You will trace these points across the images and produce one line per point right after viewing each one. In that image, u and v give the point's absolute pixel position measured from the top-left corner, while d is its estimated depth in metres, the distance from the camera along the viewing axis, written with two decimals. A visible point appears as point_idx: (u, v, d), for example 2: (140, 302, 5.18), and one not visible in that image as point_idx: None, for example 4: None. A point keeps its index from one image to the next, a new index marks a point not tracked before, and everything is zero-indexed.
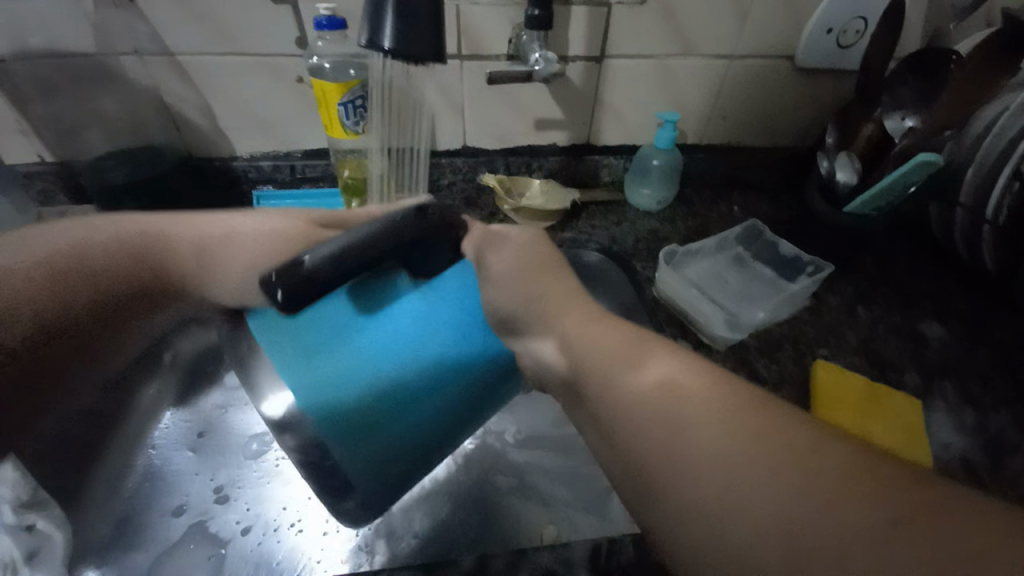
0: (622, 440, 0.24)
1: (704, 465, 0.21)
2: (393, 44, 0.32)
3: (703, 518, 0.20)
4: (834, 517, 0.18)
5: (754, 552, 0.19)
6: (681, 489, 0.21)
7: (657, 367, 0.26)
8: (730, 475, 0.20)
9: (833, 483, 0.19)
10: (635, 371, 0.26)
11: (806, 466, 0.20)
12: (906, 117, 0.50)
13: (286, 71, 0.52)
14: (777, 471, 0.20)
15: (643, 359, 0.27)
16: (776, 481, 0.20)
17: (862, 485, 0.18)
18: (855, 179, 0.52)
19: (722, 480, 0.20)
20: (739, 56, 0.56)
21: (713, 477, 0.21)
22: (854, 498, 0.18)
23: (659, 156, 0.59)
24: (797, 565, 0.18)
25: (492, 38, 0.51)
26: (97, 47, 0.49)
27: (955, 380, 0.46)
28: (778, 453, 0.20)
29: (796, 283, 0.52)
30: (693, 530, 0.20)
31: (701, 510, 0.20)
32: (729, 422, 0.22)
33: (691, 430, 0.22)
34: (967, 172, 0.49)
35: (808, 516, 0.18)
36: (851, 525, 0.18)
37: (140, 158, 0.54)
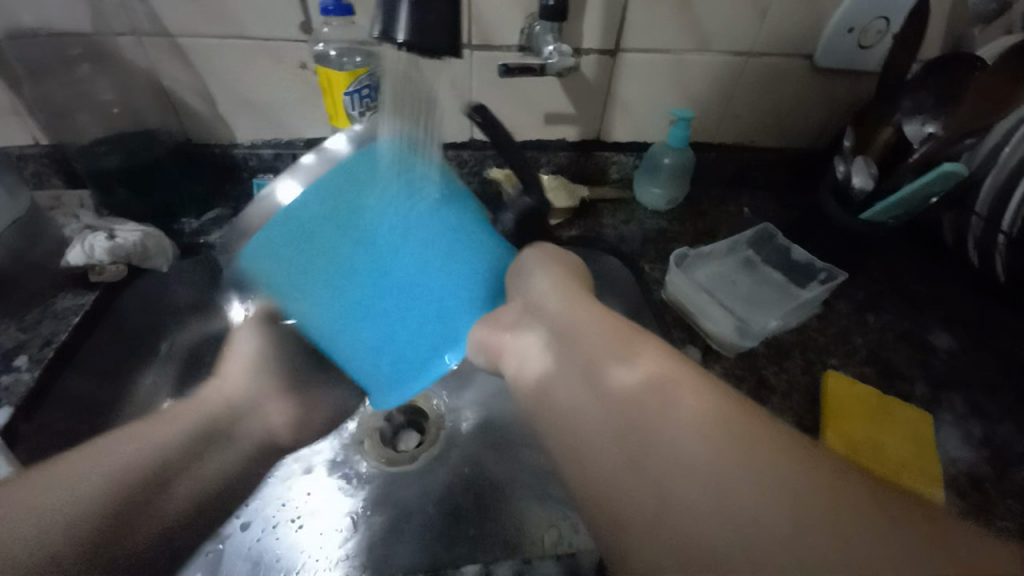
0: (611, 421, 0.26)
1: (687, 448, 0.23)
2: (407, 37, 0.28)
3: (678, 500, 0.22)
4: (798, 507, 0.20)
5: (716, 521, 0.21)
6: (664, 466, 0.23)
7: (647, 360, 0.29)
8: (712, 458, 0.23)
9: (801, 481, 0.21)
10: (627, 362, 0.29)
11: (780, 461, 0.22)
12: (926, 123, 0.49)
13: (289, 57, 0.49)
14: (752, 460, 0.22)
15: (635, 353, 0.29)
16: (744, 466, 0.22)
17: (829, 489, 0.21)
18: (871, 184, 0.49)
19: (703, 462, 0.23)
20: (757, 54, 0.54)
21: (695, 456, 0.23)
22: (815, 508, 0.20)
23: (670, 154, 0.57)
24: (757, 537, 0.20)
25: (505, 28, 0.49)
26: (91, 26, 0.46)
27: (964, 391, 0.45)
28: (757, 442, 0.23)
29: (808, 290, 0.50)
30: (662, 508, 0.22)
31: (673, 485, 0.23)
32: (720, 413, 0.24)
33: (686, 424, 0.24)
34: (985, 180, 0.49)
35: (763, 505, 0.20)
36: (809, 515, 0.20)
37: (133, 146, 0.50)
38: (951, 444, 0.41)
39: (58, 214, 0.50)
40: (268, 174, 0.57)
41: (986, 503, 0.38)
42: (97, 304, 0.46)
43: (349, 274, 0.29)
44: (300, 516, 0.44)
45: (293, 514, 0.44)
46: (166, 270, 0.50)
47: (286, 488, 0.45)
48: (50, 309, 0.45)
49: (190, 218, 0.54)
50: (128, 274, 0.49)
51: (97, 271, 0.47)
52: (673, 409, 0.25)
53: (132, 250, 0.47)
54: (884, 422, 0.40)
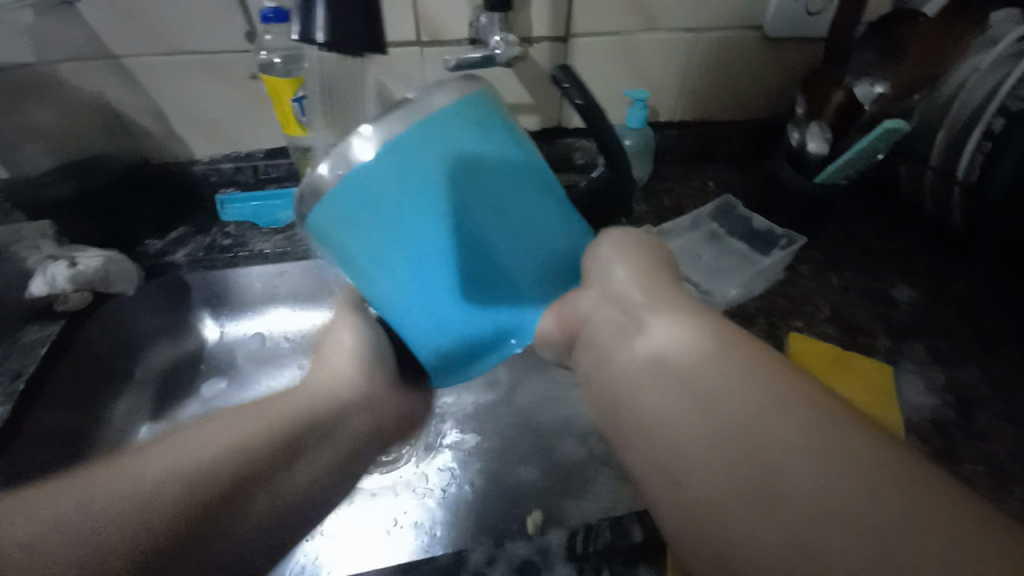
0: (633, 403, 0.27)
1: (708, 419, 0.24)
2: (325, 38, 0.30)
3: (724, 454, 0.22)
4: (823, 474, 0.20)
5: (740, 503, 0.21)
6: (692, 440, 0.23)
7: (659, 333, 0.28)
8: (736, 434, 0.22)
9: (824, 447, 0.21)
10: (640, 339, 0.29)
11: (802, 424, 0.22)
12: (876, 82, 0.47)
13: (236, 69, 0.49)
14: (780, 431, 0.22)
15: (646, 327, 0.29)
16: (778, 440, 0.21)
17: (853, 453, 0.20)
18: (825, 149, 0.50)
19: (727, 438, 0.22)
20: (706, 29, 0.55)
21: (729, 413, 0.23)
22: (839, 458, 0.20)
23: (631, 135, 0.58)
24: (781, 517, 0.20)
25: (451, 22, 0.49)
26: (32, 54, 0.46)
27: (927, 340, 0.46)
28: (778, 406, 0.22)
29: (769, 257, 0.51)
30: (694, 485, 0.23)
31: (703, 463, 0.23)
32: (739, 380, 0.24)
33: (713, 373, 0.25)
34: (938, 134, 0.49)
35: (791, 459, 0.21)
36: (835, 485, 0.20)
37: (84, 171, 0.48)
38: (915, 393, 0.42)
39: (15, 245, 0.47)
40: (230, 188, 0.57)
41: (950, 446, 0.39)
42: (63, 333, 0.45)
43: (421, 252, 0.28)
44: None
45: None
46: (133, 293, 0.50)
47: None
48: (17, 343, 0.44)
49: (151, 240, 0.54)
50: (93, 300, 0.48)
51: (62, 301, 0.47)
52: (712, 363, 0.25)
53: (93, 276, 0.46)
54: (847, 380, 0.41)
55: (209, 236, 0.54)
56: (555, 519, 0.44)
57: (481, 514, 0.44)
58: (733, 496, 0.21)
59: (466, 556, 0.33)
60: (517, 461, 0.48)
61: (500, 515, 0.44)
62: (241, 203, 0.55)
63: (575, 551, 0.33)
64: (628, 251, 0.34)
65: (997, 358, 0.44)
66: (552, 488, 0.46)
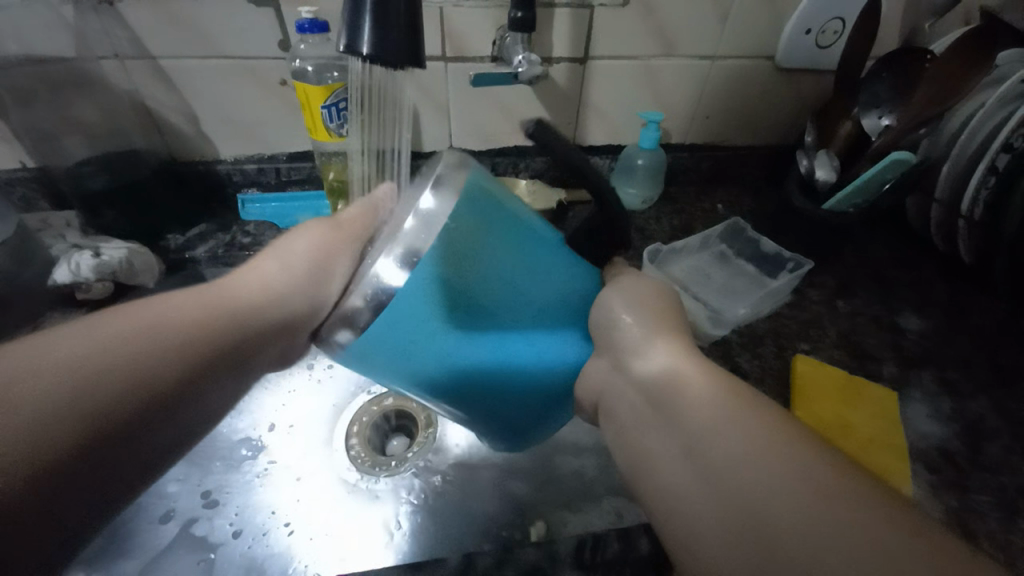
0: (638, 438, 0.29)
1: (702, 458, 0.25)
2: (371, 49, 0.29)
3: (717, 505, 0.23)
4: (801, 507, 0.21)
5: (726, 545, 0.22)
6: (684, 479, 0.25)
7: (660, 357, 0.31)
8: (724, 467, 0.24)
9: (799, 478, 0.22)
10: (641, 359, 0.31)
11: (777, 453, 0.23)
12: (882, 116, 0.52)
13: (268, 75, 0.51)
14: (766, 470, 0.23)
15: (649, 348, 0.31)
16: (764, 479, 0.23)
17: (824, 483, 0.21)
18: (834, 176, 0.52)
19: (718, 478, 0.24)
20: (721, 57, 0.57)
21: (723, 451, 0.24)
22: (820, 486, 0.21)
23: (643, 155, 0.60)
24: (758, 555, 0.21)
25: (477, 39, 0.51)
26: (74, 51, 0.48)
27: (933, 368, 0.47)
28: (757, 439, 0.24)
29: (778, 279, 0.53)
30: (688, 531, 0.24)
31: (690, 510, 0.24)
32: (725, 412, 0.26)
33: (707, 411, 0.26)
34: (944, 167, 0.51)
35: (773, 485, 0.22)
36: (811, 514, 0.21)
37: (116, 166, 0.51)
38: (919, 420, 0.43)
39: (45, 235, 0.50)
40: (253, 188, 0.58)
41: (955, 473, 0.39)
42: None
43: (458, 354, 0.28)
44: (291, 520, 0.45)
45: (286, 519, 0.45)
46: (153, 287, 0.51)
47: (276, 496, 0.46)
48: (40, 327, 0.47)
49: (175, 235, 0.55)
50: (115, 291, 0.49)
51: (84, 290, 0.47)
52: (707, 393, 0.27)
53: (117, 267, 0.48)
54: (853, 404, 0.42)
55: (231, 234, 0.56)
56: (559, 528, 0.44)
57: (487, 521, 0.45)
58: (735, 544, 0.22)
59: (474, 560, 0.34)
60: (523, 471, 0.48)
61: (505, 523, 0.45)
62: (262, 205, 0.57)
63: (583, 561, 0.34)
64: (639, 307, 0.33)
65: (1002, 390, 0.45)
66: (558, 498, 0.46)
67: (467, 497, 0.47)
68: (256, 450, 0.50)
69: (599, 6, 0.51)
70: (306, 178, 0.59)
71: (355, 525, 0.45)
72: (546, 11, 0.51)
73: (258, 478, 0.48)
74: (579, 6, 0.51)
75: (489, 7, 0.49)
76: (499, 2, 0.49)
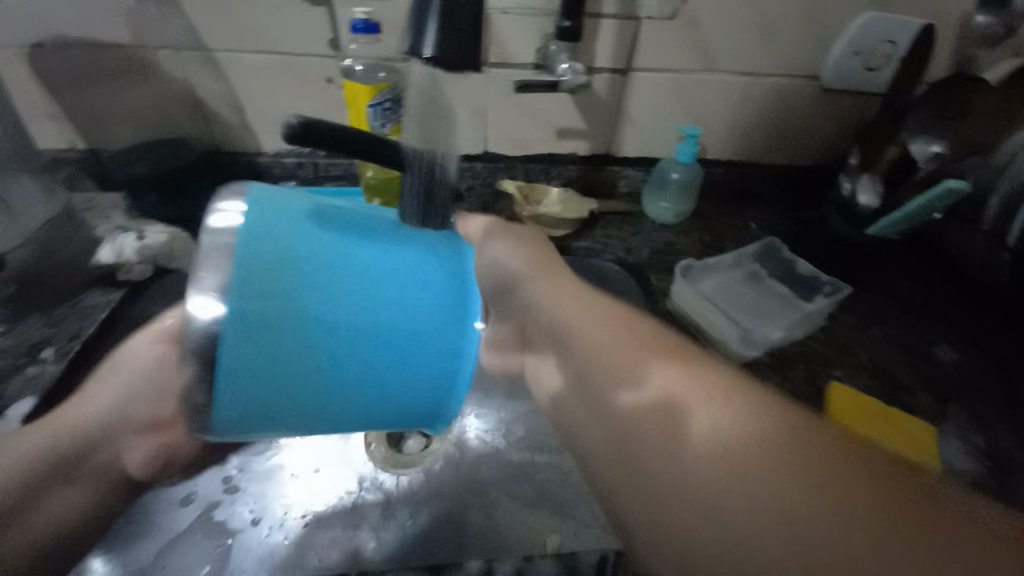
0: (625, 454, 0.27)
1: (703, 473, 0.23)
2: None
3: (725, 518, 0.21)
4: (825, 510, 0.20)
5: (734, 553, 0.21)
6: (685, 495, 0.23)
7: (656, 380, 0.28)
8: (732, 479, 0.22)
9: (820, 479, 0.20)
10: (634, 388, 0.28)
11: (793, 459, 0.21)
12: (931, 142, 0.50)
13: (314, 72, 0.52)
14: (774, 474, 0.21)
15: (642, 373, 0.29)
16: (779, 485, 0.21)
17: (853, 482, 0.20)
18: (877, 201, 0.54)
19: (721, 490, 0.22)
20: (765, 74, 0.56)
21: (704, 459, 0.23)
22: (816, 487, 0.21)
23: (678, 169, 0.60)
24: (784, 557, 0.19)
25: (522, 46, 0.51)
26: (133, 40, 0.50)
27: (969, 403, 0.45)
28: (765, 446, 0.22)
29: (811, 302, 0.52)
30: (688, 549, 0.22)
31: (690, 530, 0.22)
32: (732, 419, 0.24)
33: (697, 416, 0.25)
34: (990, 198, 0.49)
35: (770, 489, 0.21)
36: (836, 515, 0.19)
37: (162, 152, 0.54)
38: (953, 456, 0.41)
39: (91, 215, 0.53)
40: (290, 181, 0.59)
41: None
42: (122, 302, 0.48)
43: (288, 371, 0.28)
44: (309, 512, 0.45)
45: (304, 510, 0.45)
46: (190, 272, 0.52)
47: (295, 487, 0.47)
48: (77, 305, 0.47)
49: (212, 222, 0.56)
50: (153, 273, 0.51)
51: (125, 270, 0.49)
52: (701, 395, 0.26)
53: (158, 250, 0.49)
54: (886, 433, 0.41)
55: None
56: (574, 540, 0.44)
57: (504, 525, 0.45)
58: (752, 551, 0.20)
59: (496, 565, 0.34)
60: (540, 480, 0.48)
61: (520, 529, 0.45)
62: None
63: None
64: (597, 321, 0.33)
65: None
66: (574, 508, 0.46)
67: (484, 501, 0.47)
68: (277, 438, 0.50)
69: (644, 19, 0.51)
70: (341, 174, 0.59)
71: (372, 521, 0.45)
72: (591, 21, 0.51)
73: (278, 466, 0.48)
74: (625, 17, 0.51)
75: (535, 15, 0.50)
76: (546, 10, 0.50)
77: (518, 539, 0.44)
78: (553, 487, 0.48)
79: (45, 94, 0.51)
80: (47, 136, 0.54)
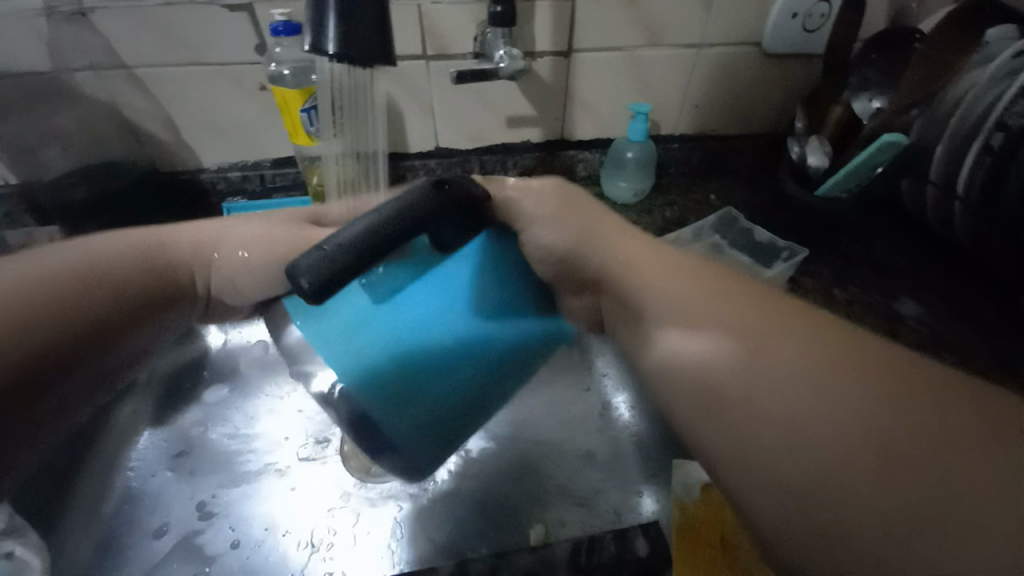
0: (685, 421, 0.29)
1: (787, 430, 0.24)
2: (337, 48, 0.28)
3: (854, 472, 0.22)
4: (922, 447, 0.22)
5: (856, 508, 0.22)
6: (766, 467, 0.25)
7: (692, 340, 0.30)
8: (809, 432, 0.24)
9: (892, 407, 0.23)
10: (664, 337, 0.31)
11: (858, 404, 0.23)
12: (873, 98, 0.51)
13: (248, 80, 0.50)
14: (832, 415, 0.24)
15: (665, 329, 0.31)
16: (836, 426, 0.23)
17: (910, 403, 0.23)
18: (825, 162, 0.53)
19: (804, 441, 0.24)
20: (707, 44, 0.56)
21: (798, 413, 0.25)
22: (919, 441, 0.22)
23: (632, 148, 0.59)
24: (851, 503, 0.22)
25: (457, 36, 0.50)
26: (49, 63, 0.47)
27: (930, 353, 0.46)
28: (823, 394, 0.24)
29: (771, 268, 0.52)
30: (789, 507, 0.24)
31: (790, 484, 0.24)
32: (793, 355, 0.26)
33: (714, 349, 0.29)
34: (937, 147, 0.50)
35: (881, 463, 0.22)
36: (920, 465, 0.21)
37: (101, 177, 0.51)
38: None
39: (28, 249, 0.49)
40: (237, 196, 0.57)
41: None
42: None
43: (368, 340, 0.29)
44: (289, 525, 0.45)
45: (283, 528, 0.44)
46: None
47: (271, 507, 0.46)
48: None
49: None
50: None
51: None
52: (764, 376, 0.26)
53: None
54: None
55: None
56: (559, 530, 0.44)
57: (486, 524, 0.44)
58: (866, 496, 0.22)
59: (470, 567, 0.33)
60: (520, 474, 0.48)
61: (503, 527, 0.44)
62: (245, 208, 0.54)
63: (579, 563, 0.33)
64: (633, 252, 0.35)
65: (1002, 373, 0.44)
66: (554, 494, 0.46)
67: (465, 501, 0.46)
68: (251, 457, 0.49)
69: None
70: (290, 183, 0.58)
71: (353, 530, 0.44)
72: (526, 4, 0.50)
73: (252, 486, 0.47)
74: None
75: (467, 3, 0.49)
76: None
77: (501, 536, 0.44)
78: (531, 480, 0.48)
79: None
80: None
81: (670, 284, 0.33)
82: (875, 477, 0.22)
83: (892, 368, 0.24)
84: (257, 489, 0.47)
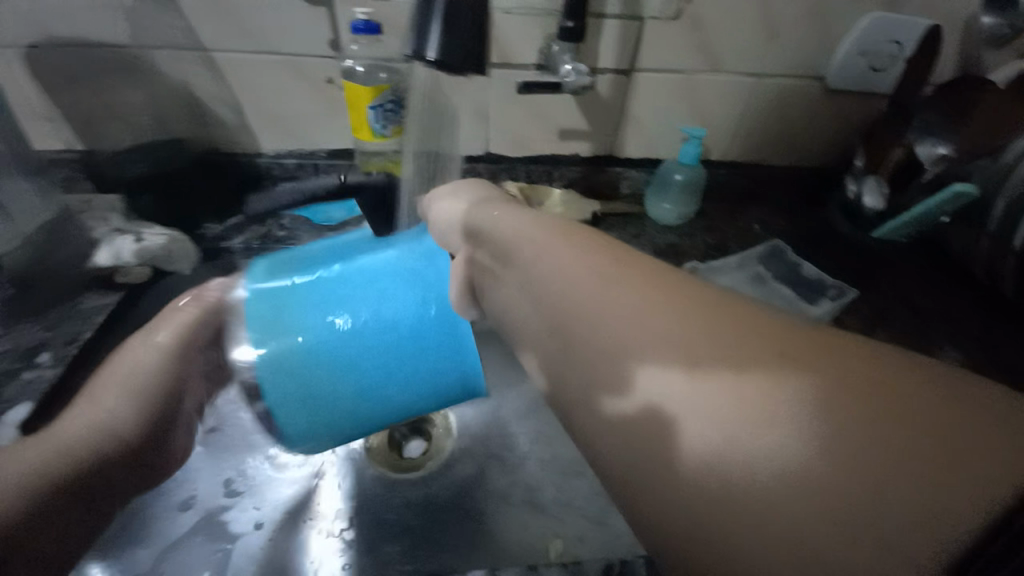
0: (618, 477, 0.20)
1: (722, 440, 0.18)
2: (436, 54, 0.28)
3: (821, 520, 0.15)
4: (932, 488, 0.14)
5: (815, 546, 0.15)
6: (704, 502, 0.17)
7: (648, 377, 0.20)
8: (761, 455, 0.17)
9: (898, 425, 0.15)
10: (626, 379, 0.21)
11: (781, 394, 0.17)
12: (938, 144, 0.50)
13: (315, 72, 0.52)
14: (819, 438, 0.16)
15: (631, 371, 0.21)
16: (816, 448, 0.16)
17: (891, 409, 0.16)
18: (881, 204, 0.55)
19: (753, 471, 0.17)
20: (769, 75, 0.56)
21: (741, 422, 0.17)
22: (891, 484, 0.15)
23: (682, 171, 0.59)
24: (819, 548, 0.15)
25: (524, 47, 0.51)
26: (130, 40, 0.49)
27: None
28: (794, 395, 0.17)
29: (817, 306, 0.51)
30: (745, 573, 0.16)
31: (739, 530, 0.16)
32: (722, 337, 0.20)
33: (692, 382, 0.19)
34: (995, 203, 0.48)
35: (880, 468, 0.15)
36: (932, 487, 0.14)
37: (159, 154, 0.52)
38: None
39: (87, 216, 0.52)
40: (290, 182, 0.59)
41: None
42: (118, 305, 0.48)
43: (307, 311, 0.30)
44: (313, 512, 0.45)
45: (306, 514, 0.45)
46: (189, 274, 0.51)
47: (297, 492, 0.46)
48: (75, 308, 0.47)
49: (211, 224, 0.56)
50: (151, 276, 0.50)
51: (124, 273, 0.49)
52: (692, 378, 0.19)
53: (155, 252, 0.49)
54: None
55: (266, 225, 0.57)
56: (577, 547, 0.44)
57: (504, 531, 0.45)
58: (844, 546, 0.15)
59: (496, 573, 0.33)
60: (539, 486, 0.48)
61: (522, 537, 0.44)
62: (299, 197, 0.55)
63: None
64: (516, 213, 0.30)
65: None
66: (574, 509, 0.46)
67: (478, 509, 0.46)
68: None
69: (649, 19, 0.51)
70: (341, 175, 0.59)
71: (376, 524, 0.45)
72: (595, 21, 0.50)
73: (277, 470, 0.48)
74: (628, 18, 0.50)
75: (538, 15, 0.49)
76: (549, 10, 0.49)
77: (520, 544, 0.44)
78: (555, 491, 0.48)
79: (41, 95, 0.51)
80: (43, 137, 0.53)
81: (608, 290, 0.23)
82: (887, 503, 0.14)
83: (858, 366, 0.17)
84: (283, 473, 0.48)
